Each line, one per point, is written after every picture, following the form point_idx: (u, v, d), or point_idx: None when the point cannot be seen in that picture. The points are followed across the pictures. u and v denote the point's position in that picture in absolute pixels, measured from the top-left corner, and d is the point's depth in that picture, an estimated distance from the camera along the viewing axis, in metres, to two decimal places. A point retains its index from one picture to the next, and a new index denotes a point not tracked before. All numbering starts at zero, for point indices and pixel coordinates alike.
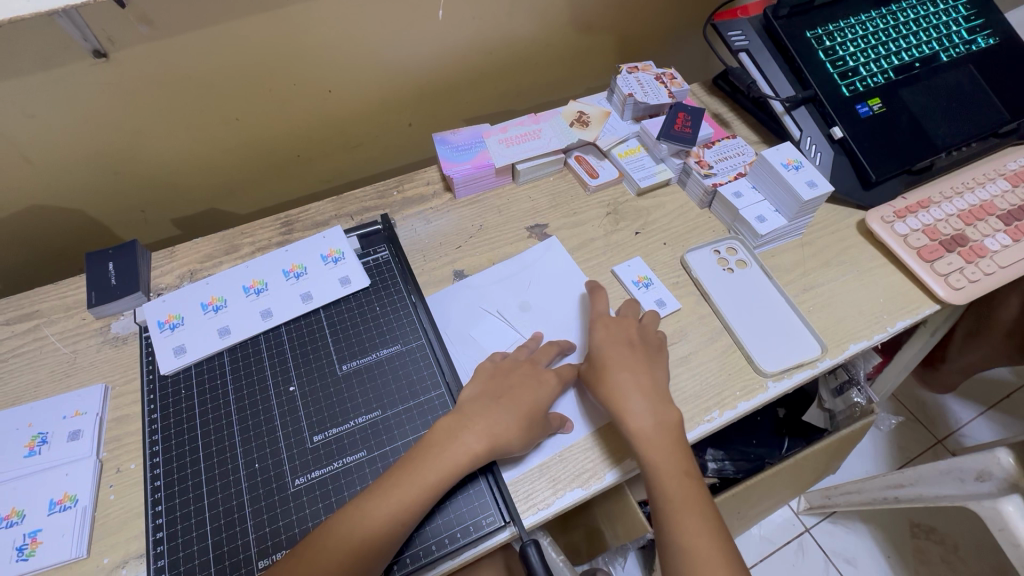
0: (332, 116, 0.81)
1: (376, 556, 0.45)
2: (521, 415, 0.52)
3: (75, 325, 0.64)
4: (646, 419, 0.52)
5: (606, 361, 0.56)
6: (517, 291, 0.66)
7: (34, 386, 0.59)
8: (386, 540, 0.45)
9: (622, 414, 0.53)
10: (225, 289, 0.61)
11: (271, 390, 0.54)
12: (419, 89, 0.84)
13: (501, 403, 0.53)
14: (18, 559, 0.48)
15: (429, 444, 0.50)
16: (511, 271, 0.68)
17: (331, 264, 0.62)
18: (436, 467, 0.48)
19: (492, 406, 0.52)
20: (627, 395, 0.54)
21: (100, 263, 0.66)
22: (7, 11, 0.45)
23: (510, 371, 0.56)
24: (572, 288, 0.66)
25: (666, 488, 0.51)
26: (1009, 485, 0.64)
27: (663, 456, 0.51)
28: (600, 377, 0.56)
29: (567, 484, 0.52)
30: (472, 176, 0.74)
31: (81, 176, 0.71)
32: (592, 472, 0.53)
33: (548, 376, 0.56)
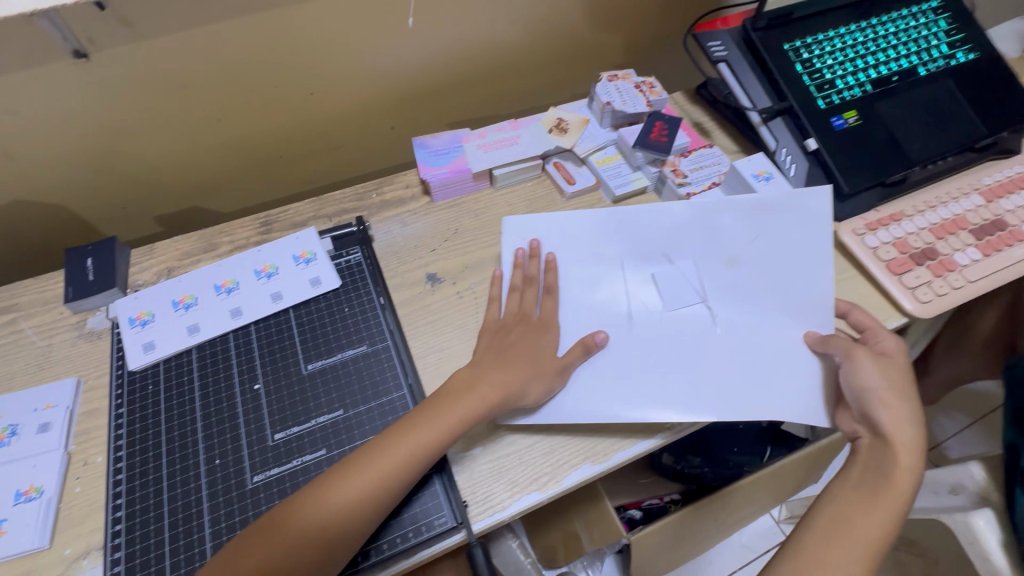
0: (315, 118, 0.82)
1: (317, 547, 0.45)
2: (535, 363, 0.56)
3: (52, 319, 0.65)
4: (903, 466, 0.52)
5: (894, 381, 0.54)
6: (725, 245, 0.64)
7: (8, 378, 0.61)
8: (332, 531, 0.45)
9: (898, 447, 0.52)
10: (197, 288, 0.62)
11: (237, 388, 0.55)
12: (403, 93, 0.85)
13: (517, 349, 0.56)
14: None
15: (392, 434, 0.50)
16: (697, 222, 0.66)
17: (302, 264, 0.63)
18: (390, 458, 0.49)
19: (507, 353, 0.56)
20: (908, 429, 0.53)
21: (79, 259, 0.68)
22: None
23: (513, 327, 0.59)
24: (796, 267, 0.63)
25: (868, 535, 0.50)
26: (981, 494, 0.74)
27: (883, 500, 0.51)
28: (883, 399, 0.53)
29: (524, 487, 0.52)
30: (449, 180, 0.76)
31: (65, 171, 0.72)
32: (550, 475, 0.53)
33: (554, 325, 0.60)
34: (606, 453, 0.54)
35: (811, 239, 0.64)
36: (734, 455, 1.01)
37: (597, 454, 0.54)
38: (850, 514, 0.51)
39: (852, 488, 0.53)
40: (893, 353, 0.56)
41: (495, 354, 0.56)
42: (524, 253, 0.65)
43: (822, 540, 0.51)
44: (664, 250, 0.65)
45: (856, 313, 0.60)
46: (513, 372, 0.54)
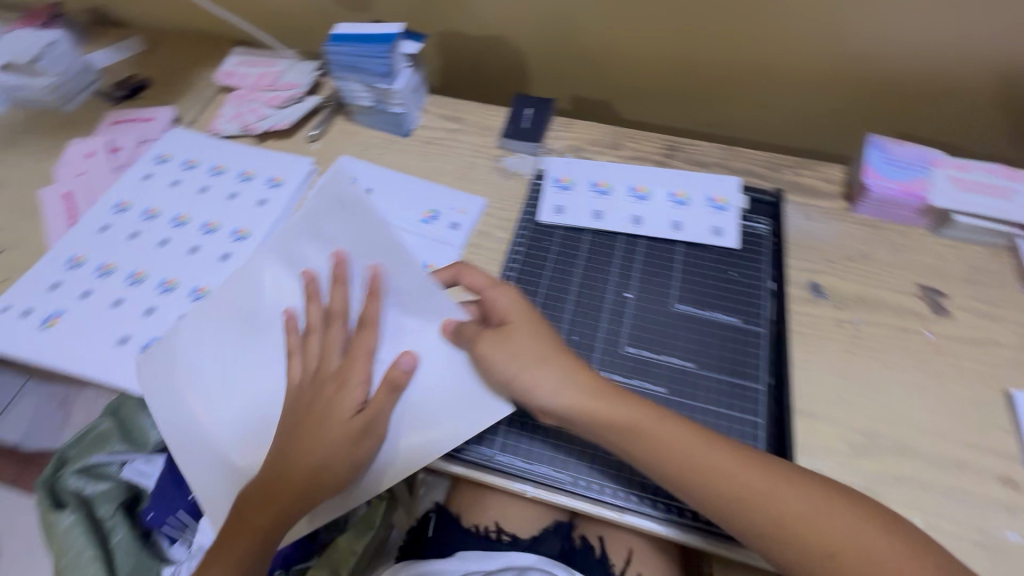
0: (770, 67, 0.76)
1: (256, 540, 0.50)
2: (326, 440, 0.50)
3: (482, 143, 0.76)
4: (656, 424, 0.47)
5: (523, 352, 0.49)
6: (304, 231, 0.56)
7: (441, 174, 0.73)
8: (265, 540, 0.51)
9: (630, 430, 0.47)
10: (615, 180, 0.65)
11: (610, 288, 0.57)
12: (879, 79, 0.73)
13: (320, 404, 0.52)
14: None
15: (256, 503, 0.50)
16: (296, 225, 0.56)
17: (714, 209, 0.61)
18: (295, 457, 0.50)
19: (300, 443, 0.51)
20: (628, 407, 0.48)
21: (523, 106, 0.77)
22: None
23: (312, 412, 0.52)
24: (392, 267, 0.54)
25: (737, 480, 0.45)
26: None
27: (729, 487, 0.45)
28: (643, 446, 0.47)
29: None
30: (891, 199, 0.64)
31: (545, 28, 0.80)
32: None
33: (354, 372, 0.52)
34: None
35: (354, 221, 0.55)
36: None
37: None
38: (770, 499, 0.44)
39: (669, 468, 0.46)
40: (511, 302, 0.53)
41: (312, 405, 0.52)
42: (311, 275, 0.57)
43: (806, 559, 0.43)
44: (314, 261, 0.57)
45: (466, 277, 0.55)
46: (321, 445, 0.50)
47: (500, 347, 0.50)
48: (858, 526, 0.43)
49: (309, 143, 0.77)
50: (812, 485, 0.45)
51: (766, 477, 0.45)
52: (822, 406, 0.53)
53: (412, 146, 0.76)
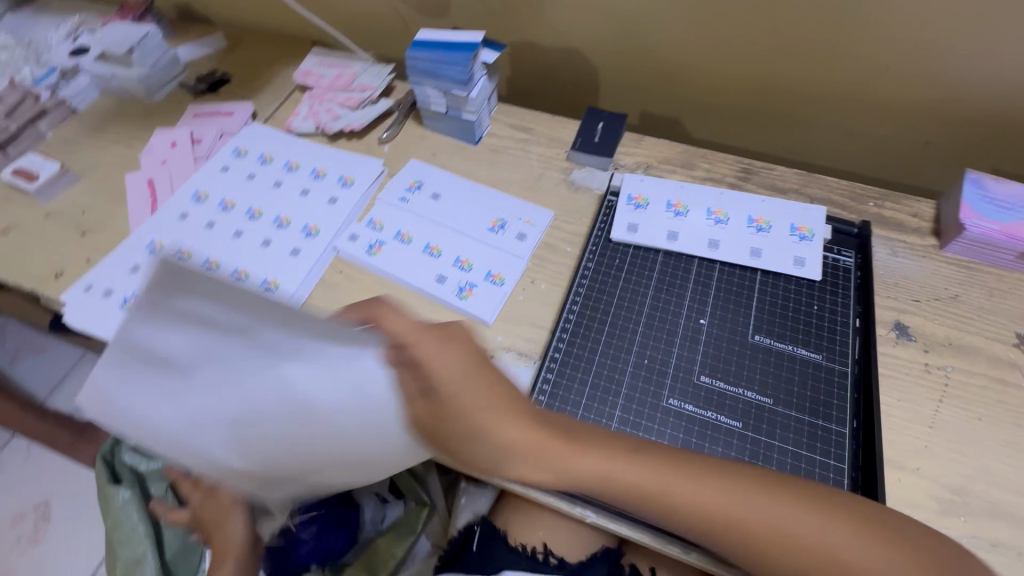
0: (857, 93, 0.72)
1: None
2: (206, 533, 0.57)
3: (551, 155, 0.75)
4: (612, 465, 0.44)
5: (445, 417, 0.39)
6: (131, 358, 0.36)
7: (508, 184, 0.73)
8: None
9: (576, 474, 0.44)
10: (692, 202, 0.63)
11: (684, 312, 0.56)
12: (978, 112, 0.69)
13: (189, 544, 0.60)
14: (456, 296, 0.61)
15: None
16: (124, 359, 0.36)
17: (796, 239, 0.59)
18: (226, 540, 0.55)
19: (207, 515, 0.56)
20: (571, 454, 0.43)
21: (594, 120, 0.76)
22: None
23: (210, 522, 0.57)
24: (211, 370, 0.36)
25: (707, 510, 0.42)
26: None
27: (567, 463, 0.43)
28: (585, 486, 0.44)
29: None
30: (987, 241, 0.60)
31: (621, 43, 0.79)
32: None
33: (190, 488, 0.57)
34: None
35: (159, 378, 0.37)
36: None
37: None
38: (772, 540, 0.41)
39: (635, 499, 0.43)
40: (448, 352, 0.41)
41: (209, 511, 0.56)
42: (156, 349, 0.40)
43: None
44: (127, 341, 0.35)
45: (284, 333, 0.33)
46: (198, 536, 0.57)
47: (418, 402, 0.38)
48: (870, 559, 0.39)
49: (380, 146, 0.78)
50: (787, 506, 0.41)
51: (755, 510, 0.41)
52: (910, 458, 0.49)
53: (480, 154, 0.76)
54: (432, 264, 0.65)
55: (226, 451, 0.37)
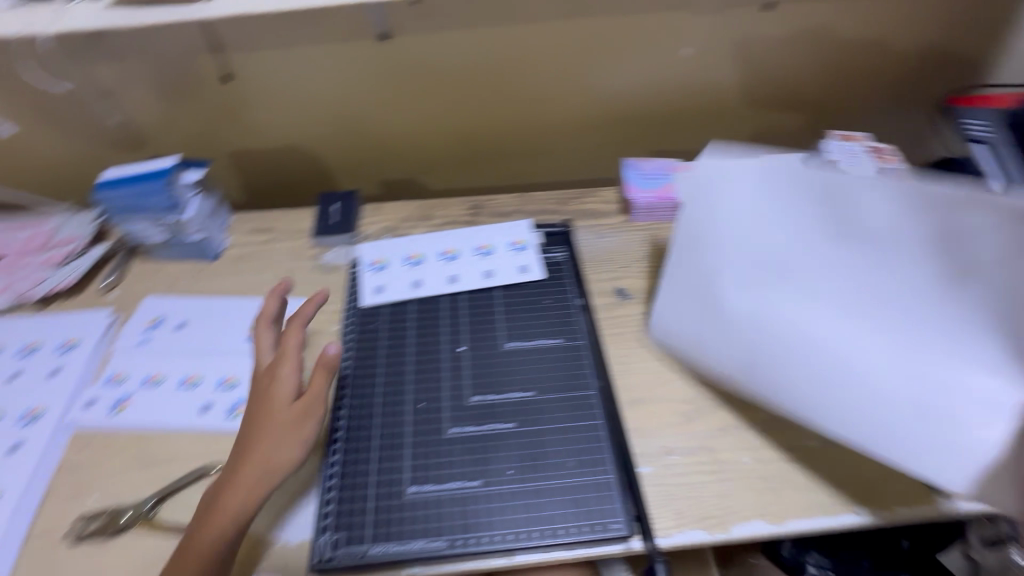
0: (535, 122, 0.89)
1: None
2: None
3: (297, 247, 0.77)
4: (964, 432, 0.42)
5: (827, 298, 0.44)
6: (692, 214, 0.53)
7: (259, 287, 0.72)
8: None
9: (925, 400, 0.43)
10: (425, 249, 0.70)
11: (444, 346, 0.61)
12: (619, 113, 0.89)
13: None
14: (227, 418, 0.59)
15: None
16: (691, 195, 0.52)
17: (515, 251, 0.70)
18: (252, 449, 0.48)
19: (276, 430, 0.48)
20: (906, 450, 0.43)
21: (329, 202, 0.80)
22: None
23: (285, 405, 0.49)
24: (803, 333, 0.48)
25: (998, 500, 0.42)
26: None
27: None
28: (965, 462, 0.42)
29: (691, 522, 0.50)
30: (653, 206, 0.78)
31: (332, 129, 0.86)
32: (719, 520, 0.50)
33: None
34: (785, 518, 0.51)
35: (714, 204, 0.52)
36: None
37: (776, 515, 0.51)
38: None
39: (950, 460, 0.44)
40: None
41: (263, 401, 0.50)
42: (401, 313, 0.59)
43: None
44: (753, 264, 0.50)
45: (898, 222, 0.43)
46: None
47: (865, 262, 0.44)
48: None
49: (105, 293, 0.72)
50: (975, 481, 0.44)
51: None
52: (651, 390, 0.58)
53: (222, 267, 0.75)
54: (193, 395, 0.61)
55: (728, 351, 0.53)
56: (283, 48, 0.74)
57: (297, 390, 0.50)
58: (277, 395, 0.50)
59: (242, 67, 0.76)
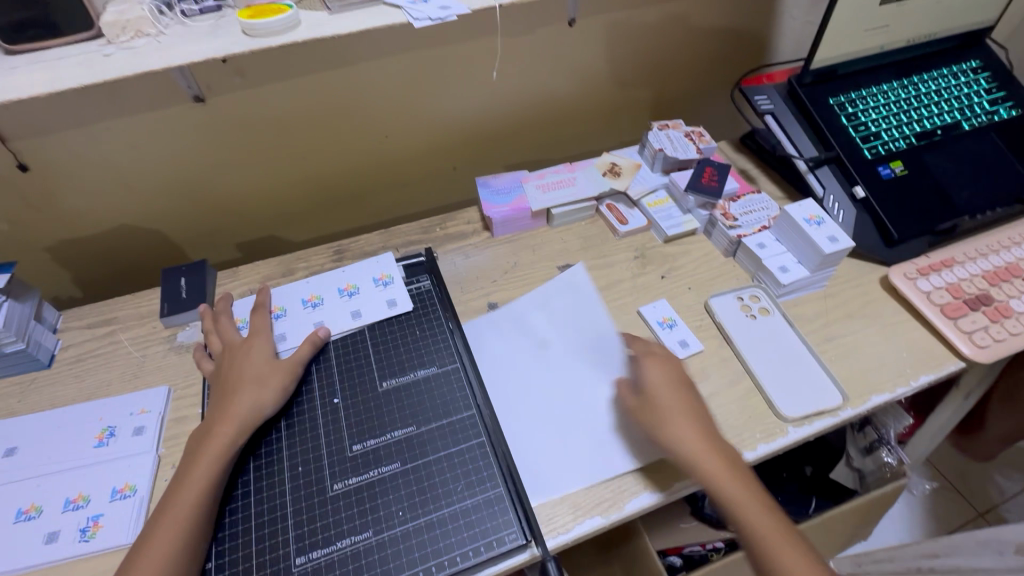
0: (385, 157, 0.89)
1: None
2: None
3: (146, 332, 0.71)
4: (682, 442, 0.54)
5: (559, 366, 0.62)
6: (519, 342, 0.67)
7: (107, 385, 0.66)
8: None
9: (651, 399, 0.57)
10: (286, 302, 0.69)
11: (317, 400, 0.60)
12: (467, 135, 0.91)
13: None
14: (81, 540, 0.53)
15: None
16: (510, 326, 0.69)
17: (381, 286, 0.70)
18: (191, 490, 0.50)
19: (259, 372, 0.58)
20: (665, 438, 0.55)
21: (174, 278, 0.73)
22: (140, 54, 0.53)
23: (267, 362, 0.59)
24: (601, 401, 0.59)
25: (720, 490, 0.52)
26: None
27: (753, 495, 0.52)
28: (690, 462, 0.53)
29: (588, 511, 0.53)
30: (510, 218, 0.80)
31: (166, 199, 0.80)
32: (612, 501, 0.54)
33: None
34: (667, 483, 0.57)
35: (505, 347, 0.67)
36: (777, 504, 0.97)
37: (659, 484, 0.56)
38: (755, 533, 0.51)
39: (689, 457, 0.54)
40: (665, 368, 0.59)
41: (242, 362, 0.59)
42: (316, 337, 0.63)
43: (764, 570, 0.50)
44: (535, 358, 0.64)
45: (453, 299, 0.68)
46: None
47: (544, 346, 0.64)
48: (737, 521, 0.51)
49: None
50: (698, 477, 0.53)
51: (756, 516, 0.51)
52: None
53: (57, 374, 0.67)
54: (34, 526, 0.54)
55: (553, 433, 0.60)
56: (81, 129, 0.68)
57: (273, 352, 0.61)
58: (259, 361, 0.59)
59: (37, 155, 0.69)
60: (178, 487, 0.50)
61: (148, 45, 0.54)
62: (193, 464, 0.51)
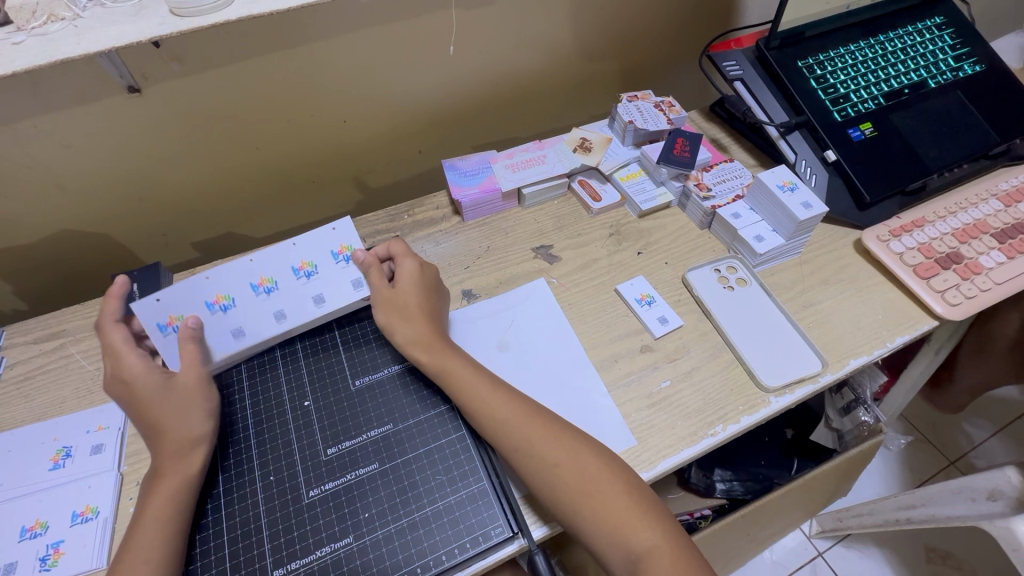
0: (346, 144, 0.85)
1: None
2: None
3: (98, 344, 0.66)
4: (535, 425, 0.52)
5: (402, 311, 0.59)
6: (494, 329, 0.67)
7: (60, 402, 0.62)
8: None
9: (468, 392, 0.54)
10: (229, 285, 0.58)
11: (288, 405, 0.57)
12: (430, 116, 0.88)
13: None
14: (41, 570, 0.50)
15: None
16: (495, 307, 0.69)
17: (344, 262, 0.62)
18: (156, 527, 0.46)
19: (167, 403, 0.51)
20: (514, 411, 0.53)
21: (126, 283, 0.69)
22: (53, 40, 0.48)
23: (173, 387, 0.52)
24: (572, 382, 0.62)
25: (580, 469, 0.49)
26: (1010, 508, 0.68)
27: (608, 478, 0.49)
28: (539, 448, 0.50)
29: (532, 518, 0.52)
30: (480, 200, 0.77)
31: (111, 198, 0.75)
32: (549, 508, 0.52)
33: None
34: (652, 461, 0.56)
35: (486, 326, 0.67)
36: (761, 469, 0.98)
37: (644, 462, 0.56)
38: (576, 471, 0.49)
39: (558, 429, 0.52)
40: (420, 268, 0.62)
41: (140, 390, 0.51)
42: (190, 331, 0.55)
43: (588, 513, 0.48)
44: (501, 340, 0.66)
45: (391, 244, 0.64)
46: None
47: (408, 304, 0.59)
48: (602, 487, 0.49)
49: None
50: (547, 436, 0.51)
51: (576, 460, 0.50)
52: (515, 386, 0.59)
53: (5, 395, 0.62)
54: None
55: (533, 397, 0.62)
56: (5, 128, 0.62)
57: (160, 374, 0.53)
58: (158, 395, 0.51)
59: None
60: (137, 528, 0.46)
61: (65, 30, 0.49)
62: (153, 501, 0.47)
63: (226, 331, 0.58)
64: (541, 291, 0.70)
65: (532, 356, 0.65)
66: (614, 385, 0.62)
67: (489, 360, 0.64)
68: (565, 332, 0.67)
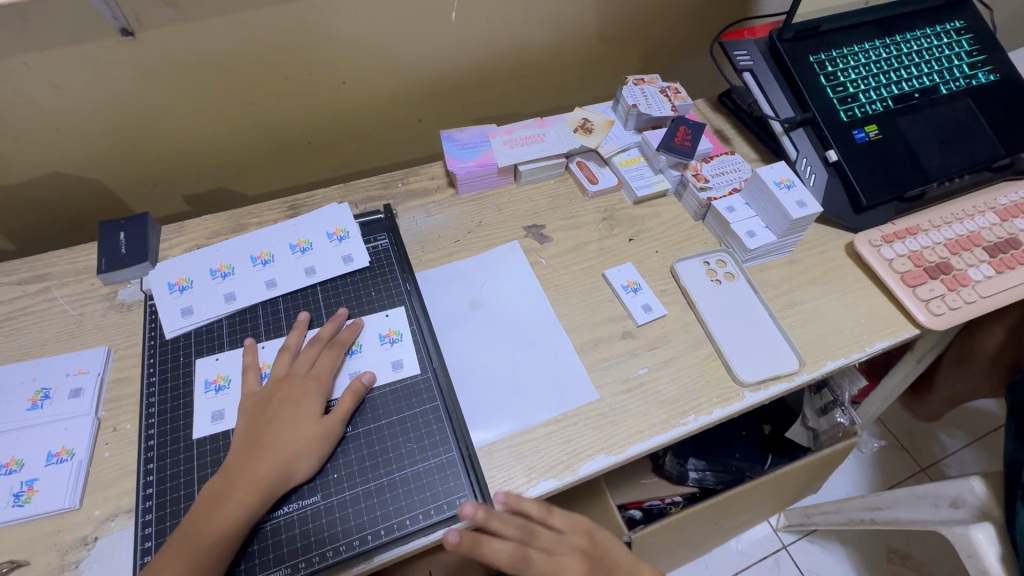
0: (343, 106, 0.83)
1: None
2: None
3: (81, 289, 0.66)
4: None
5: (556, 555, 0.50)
6: (468, 291, 0.68)
7: (41, 344, 0.62)
8: None
9: None
10: (233, 258, 0.67)
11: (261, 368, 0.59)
12: (432, 83, 0.86)
13: None
14: (14, 505, 0.51)
15: None
16: (469, 270, 0.70)
17: (336, 241, 0.68)
18: None
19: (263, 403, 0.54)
20: None
21: (112, 231, 0.68)
22: None
23: (288, 384, 0.55)
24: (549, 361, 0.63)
25: None
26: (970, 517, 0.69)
27: None
28: None
29: (541, 474, 0.54)
30: (474, 174, 0.76)
31: (100, 143, 0.74)
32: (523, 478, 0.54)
33: None
34: (622, 445, 0.57)
35: (464, 287, 0.68)
36: (734, 461, 1.00)
37: (613, 445, 0.57)
38: None
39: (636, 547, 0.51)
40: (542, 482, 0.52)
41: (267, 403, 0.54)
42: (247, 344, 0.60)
43: None
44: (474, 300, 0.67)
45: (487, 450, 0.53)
46: None
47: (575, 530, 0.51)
48: None
49: None
50: None
51: None
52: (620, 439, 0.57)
53: None
54: None
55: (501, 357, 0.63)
56: None
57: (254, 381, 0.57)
58: (247, 400, 0.55)
59: None
60: None
61: None
62: None
63: (222, 293, 0.64)
64: (523, 266, 0.70)
65: (501, 323, 0.65)
66: (591, 368, 0.63)
67: (461, 321, 0.65)
68: (544, 310, 0.67)
